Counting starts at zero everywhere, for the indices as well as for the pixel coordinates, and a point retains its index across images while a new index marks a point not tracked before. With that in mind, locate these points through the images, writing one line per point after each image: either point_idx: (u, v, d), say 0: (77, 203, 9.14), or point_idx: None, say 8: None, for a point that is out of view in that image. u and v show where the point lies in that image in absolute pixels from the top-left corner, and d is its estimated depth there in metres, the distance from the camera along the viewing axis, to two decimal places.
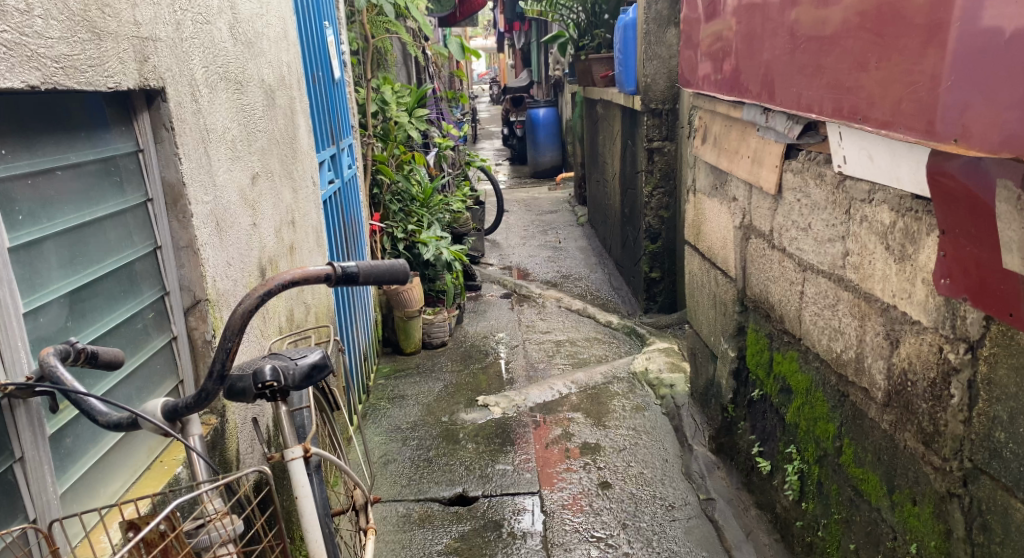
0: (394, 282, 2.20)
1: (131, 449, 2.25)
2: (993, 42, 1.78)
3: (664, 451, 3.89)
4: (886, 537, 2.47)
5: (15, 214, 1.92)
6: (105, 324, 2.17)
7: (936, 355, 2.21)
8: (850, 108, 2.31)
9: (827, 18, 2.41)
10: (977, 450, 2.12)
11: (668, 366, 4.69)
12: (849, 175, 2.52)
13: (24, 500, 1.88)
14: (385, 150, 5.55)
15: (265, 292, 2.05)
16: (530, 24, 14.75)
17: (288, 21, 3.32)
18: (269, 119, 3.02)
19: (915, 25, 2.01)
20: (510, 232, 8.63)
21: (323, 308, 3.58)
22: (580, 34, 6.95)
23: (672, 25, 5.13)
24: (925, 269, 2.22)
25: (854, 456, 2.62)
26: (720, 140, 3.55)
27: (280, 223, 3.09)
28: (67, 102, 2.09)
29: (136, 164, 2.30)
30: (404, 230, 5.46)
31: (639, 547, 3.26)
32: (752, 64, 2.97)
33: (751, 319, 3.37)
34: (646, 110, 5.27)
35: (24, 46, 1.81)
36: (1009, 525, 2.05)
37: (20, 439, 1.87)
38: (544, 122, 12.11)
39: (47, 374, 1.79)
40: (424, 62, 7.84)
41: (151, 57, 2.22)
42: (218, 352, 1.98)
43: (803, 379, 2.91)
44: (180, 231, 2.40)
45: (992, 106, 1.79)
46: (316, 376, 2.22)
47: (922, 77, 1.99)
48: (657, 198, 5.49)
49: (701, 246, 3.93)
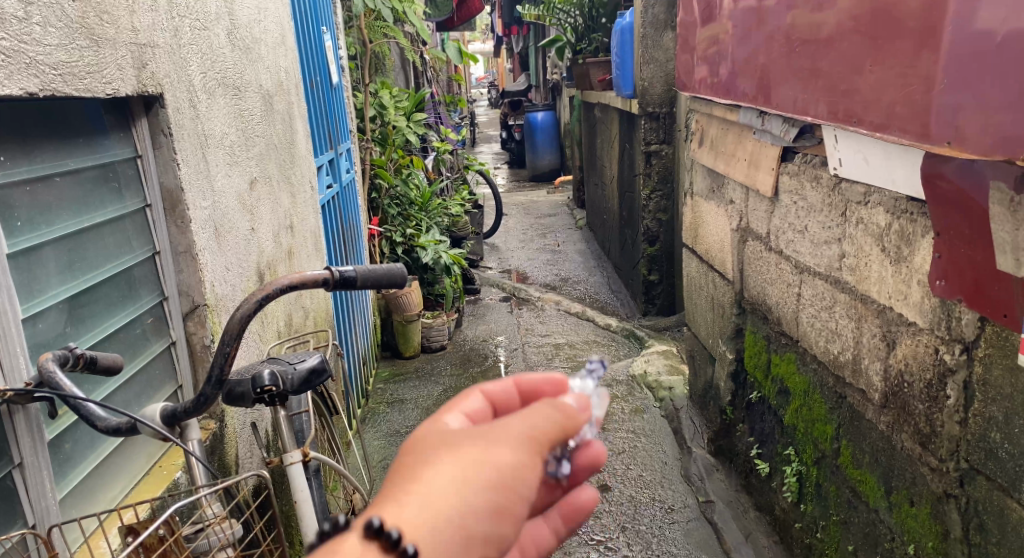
0: (392, 286, 2.21)
1: (130, 454, 2.27)
2: (986, 46, 1.79)
3: (663, 453, 3.89)
4: (884, 538, 2.48)
5: (14, 221, 1.93)
6: (104, 330, 2.18)
7: (932, 357, 2.22)
8: (845, 111, 2.32)
9: (822, 21, 2.42)
10: (973, 450, 2.13)
11: (667, 368, 4.70)
12: (844, 177, 2.53)
13: (23, 506, 1.89)
14: (382, 154, 5.54)
15: (263, 296, 2.06)
16: (529, 28, 14.77)
17: (285, 27, 3.34)
18: (267, 124, 3.03)
19: (909, 28, 2.02)
20: (509, 235, 8.64)
21: (322, 313, 3.59)
22: (578, 38, 6.98)
23: (668, 29, 5.13)
24: (921, 271, 2.23)
25: (851, 457, 2.63)
26: (717, 143, 3.57)
27: (278, 228, 3.10)
28: (66, 109, 2.10)
29: (135, 170, 2.32)
30: (402, 234, 5.51)
31: (638, 550, 3.27)
32: (749, 67, 2.98)
33: (748, 321, 3.37)
34: (643, 113, 5.29)
35: (22, 54, 1.82)
36: (1005, 525, 2.05)
37: (19, 445, 1.87)
38: (543, 126, 12.14)
39: (46, 379, 1.80)
40: (422, 66, 7.86)
41: (149, 64, 2.23)
42: (216, 357, 1.99)
43: (801, 381, 2.92)
44: (179, 237, 2.41)
45: (984, 108, 1.80)
46: (315, 381, 2.24)
47: (917, 80, 2.00)
48: (655, 201, 5.50)
49: (699, 249, 3.94)
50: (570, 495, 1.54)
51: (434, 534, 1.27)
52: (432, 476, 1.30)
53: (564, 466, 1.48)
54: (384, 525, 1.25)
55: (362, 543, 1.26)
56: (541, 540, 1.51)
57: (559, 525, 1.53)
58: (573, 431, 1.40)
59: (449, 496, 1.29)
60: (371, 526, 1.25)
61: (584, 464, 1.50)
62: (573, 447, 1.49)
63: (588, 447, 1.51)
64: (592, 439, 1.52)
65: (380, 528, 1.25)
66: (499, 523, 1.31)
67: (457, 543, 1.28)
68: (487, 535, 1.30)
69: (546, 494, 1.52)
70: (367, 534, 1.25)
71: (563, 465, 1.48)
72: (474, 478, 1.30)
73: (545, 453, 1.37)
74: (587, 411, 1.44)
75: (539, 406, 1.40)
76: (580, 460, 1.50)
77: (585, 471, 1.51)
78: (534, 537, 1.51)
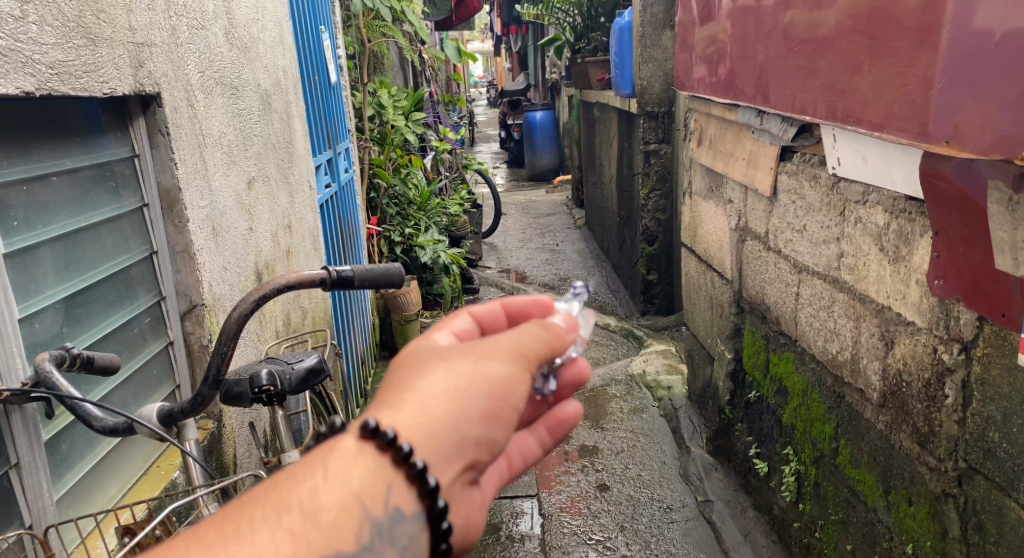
0: (388, 286, 2.21)
1: (127, 454, 2.27)
2: (984, 46, 1.79)
3: (662, 453, 3.89)
4: (882, 537, 2.48)
5: (10, 221, 1.92)
6: (100, 330, 2.17)
7: (931, 356, 2.21)
8: (844, 110, 2.32)
9: (821, 20, 2.41)
10: (971, 450, 2.13)
11: (666, 368, 4.70)
12: (843, 177, 2.52)
13: (19, 506, 1.88)
14: (381, 154, 5.50)
15: (260, 296, 2.06)
16: (528, 27, 14.78)
17: (283, 26, 3.33)
18: (265, 124, 3.03)
19: (907, 27, 2.02)
20: (508, 235, 8.64)
21: (320, 312, 3.59)
22: (577, 37, 6.98)
23: (667, 28, 5.13)
24: (919, 270, 2.23)
25: (850, 457, 2.63)
26: (715, 142, 3.57)
27: (276, 227, 3.10)
28: (62, 109, 2.10)
29: (132, 170, 2.31)
30: (401, 234, 5.51)
31: (637, 549, 3.27)
32: (747, 67, 2.98)
33: (747, 320, 3.37)
34: (642, 112, 5.29)
35: (18, 53, 1.82)
36: (1003, 525, 2.05)
37: (16, 446, 1.87)
38: (542, 125, 12.15)
39: (43, 379, 1.79)
40: (421, 65, 7.87)
41: (147, 62, 2.23)
42: (213, 357, 1.98)
43: (799, 380, 2.92)
44: (176, 236, 2.40)
45: (982, 108, 1.80)
46: (312, 381, 2.24)
47: (915, 79, 2.00)
48: (654, 201, 5.50)
49: (698, 248, 3.94)
50: (555, 409, 1.60)
51: (428, 435, 1.33)
52: (427, 381, 1.36)
53: (550, 383, 1.56)
54: (380, 426, 1.31)
55: (357, 443, 1.32)
56: (528, 450, 1.57)
57: (544, 436, 1.59)
58: (561, 349, 1.47)
59: (443, 399, 1.35)
60: (367, 427, 1.31)
61: (569, 380, 1.57)
62: (558, 363, 1.57)
63: (573, 364, 1.58)
64: (576, 355, 1.59)
65: (375, 429, 1.31)
66: (490, 429, 1.38)
67: (449, 445, 1.35)
68: (478, 439, 1.37)
69: (532, 408, 1.60)
70: (363, 435, 1.31)
71: (549, 381, 1.56)
72: (468, 386, 1.36)
73: (534, 366, 1.43)
74: (574, 331, 1.51)
75: (529, 324, 1.46)
76: (564, 377, 1.57)
77: (569, 388, 1.58)
78: (521, 447, 1.57)
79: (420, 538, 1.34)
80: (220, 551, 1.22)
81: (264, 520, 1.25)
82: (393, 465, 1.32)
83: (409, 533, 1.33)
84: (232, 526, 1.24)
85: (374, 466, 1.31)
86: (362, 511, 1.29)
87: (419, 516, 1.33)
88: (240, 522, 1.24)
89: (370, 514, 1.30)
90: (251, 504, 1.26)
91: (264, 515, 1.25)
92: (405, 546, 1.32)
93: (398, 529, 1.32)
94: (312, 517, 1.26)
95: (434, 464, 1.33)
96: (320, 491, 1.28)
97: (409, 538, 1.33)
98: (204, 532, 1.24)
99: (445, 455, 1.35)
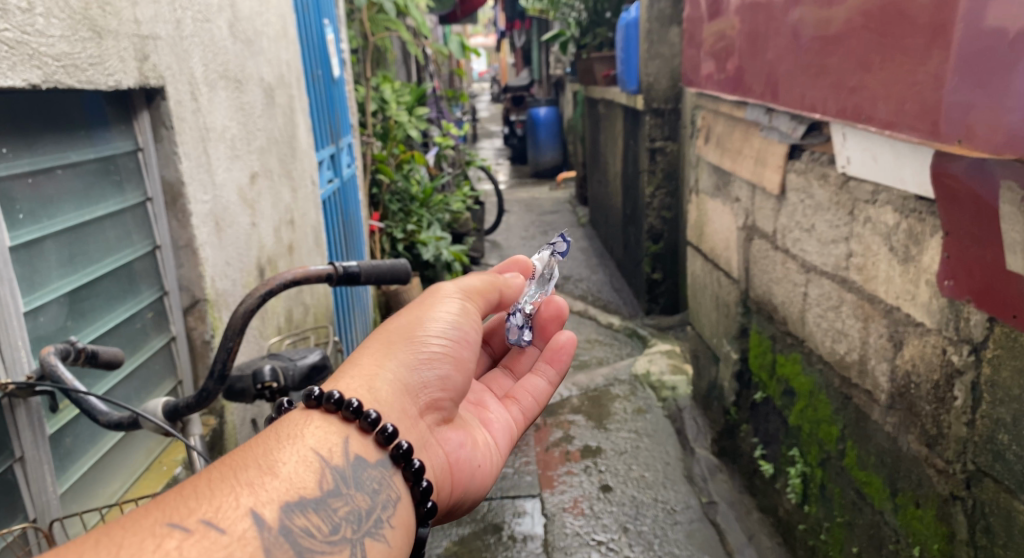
0: (394, 281, 2.23)
1: (129, 450, 2.27)
2: (997, 44, 1.76)
3: (666, 454, 3.84)
4: (888, 540, 2.46)
5: (15, 213, 1.90)
6: (104, 324, 2.17)
7: (940, 357, 2.19)
8: (855, 108, 2.29)
9: (831, 17, 2.39)
10: (980, 452, 2.10)
11: (670, 367, 4.67)
12: (852, 175, 2.50)
13: (24, 500, 1.87)
14: (385, 148, 5.59)
15: (266, 291, 2.05)
16: (531, 23, 14.69)
17: (287, 18, 3.30)
18: (267, 118, 3.00)
19: (920, 25, 1.99)
20: (511, 232, 8.61)
21: (321, 309, 3.57)
22: (583, 32, 6.92)
23: (674, 24, 5.10)
24: (929, 270, 2.20)
25: (856, 459, 2.61)
26: (723, 140, 3.53)
27: (279, 222, 3.08)
28: (67, 103, 2.08)
29: (135, 163, 2.30)
30: (403, 230, 5.49)
31: (639, 551, 3.24)
32: (757, 63, 2.95)
33: (753, 320, 3.35)
34: (648, 110, 5.26)
35: (25, 45, 1.79)
36: (1012, 528, 2.02)
37: (20, 439, 1.84)
38: (546, 121, 12.11)
39: (48, 372, 1.76)
40: (423, 60, 7.80)
41: (151, 55, 2.20)
42: (219, 352, 1.97)
43: (806, 382, 2.90)
44: (179, 231, 2.39)
45: (995, 107, 1.77)
46: (315, 377, 2.31)
47: (927, 78, 1.97)
48: (659, 199, 5.48)
49: (704, 247, 3.91)
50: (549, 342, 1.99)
51: (372, 390, 1.62)
52: (366, 348, 1.70)
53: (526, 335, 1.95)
54: (323, 392, 1.57)
55: (305, 410, 1.57)
56: (539, 389, 1.96)
57: (550, 373, 1.97)
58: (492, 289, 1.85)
59: (380, 357, 1.68)
60: (311, 395, 1.57)
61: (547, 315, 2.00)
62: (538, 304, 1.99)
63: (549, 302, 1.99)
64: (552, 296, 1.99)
65: (318, 395, 1.57)
66: (432, 371, 1.69)
67: (399, 392, 1.65)
68: (422, 382, 1.68)
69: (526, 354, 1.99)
70: (309, 402, 1.57)
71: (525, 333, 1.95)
72: (400, 340, 1.70)
73: (464, 304, 1.77)
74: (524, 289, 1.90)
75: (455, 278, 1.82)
76: (544, 313, 2.00)
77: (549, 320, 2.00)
78: (534, 388, 1.96)
79: (389, 479, 1.57)
80: (181, 506, 1.36)
81: (222, 479, 1.42)
82: (346, 421, 1.57)
83: (375, 477, 1.56)
84: (189, 489, 1.40)
85: (325, 424, 1.56)
86: (322, 460, 1.51)
87: (382, 461, 1.58)
88: (198, 484, 1.41)
89: (330, 463, 1.52)
90: (207, 471, 1.44)
91: (222, 473, 1.43)
92: (373, 487, 1.54)
93: (362, 473, 1.54)
94: (272, 470, 1.46)
95: (388, 415, 1.61)
96: (275, 451, 1.49)
97: (376, 480, 1.55)
98: (162, 497, 1.37)
99: (398, 401, 1.64)
